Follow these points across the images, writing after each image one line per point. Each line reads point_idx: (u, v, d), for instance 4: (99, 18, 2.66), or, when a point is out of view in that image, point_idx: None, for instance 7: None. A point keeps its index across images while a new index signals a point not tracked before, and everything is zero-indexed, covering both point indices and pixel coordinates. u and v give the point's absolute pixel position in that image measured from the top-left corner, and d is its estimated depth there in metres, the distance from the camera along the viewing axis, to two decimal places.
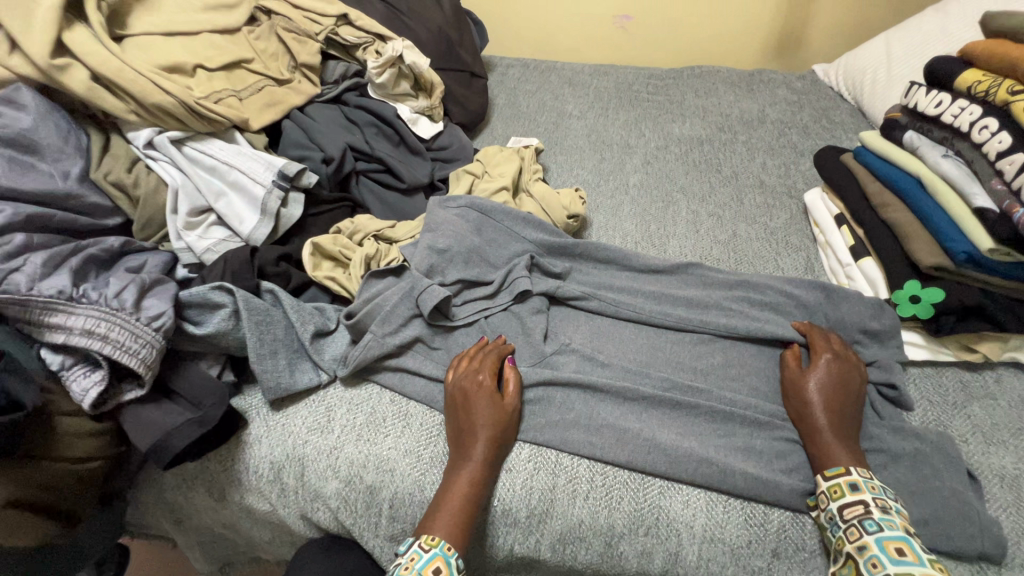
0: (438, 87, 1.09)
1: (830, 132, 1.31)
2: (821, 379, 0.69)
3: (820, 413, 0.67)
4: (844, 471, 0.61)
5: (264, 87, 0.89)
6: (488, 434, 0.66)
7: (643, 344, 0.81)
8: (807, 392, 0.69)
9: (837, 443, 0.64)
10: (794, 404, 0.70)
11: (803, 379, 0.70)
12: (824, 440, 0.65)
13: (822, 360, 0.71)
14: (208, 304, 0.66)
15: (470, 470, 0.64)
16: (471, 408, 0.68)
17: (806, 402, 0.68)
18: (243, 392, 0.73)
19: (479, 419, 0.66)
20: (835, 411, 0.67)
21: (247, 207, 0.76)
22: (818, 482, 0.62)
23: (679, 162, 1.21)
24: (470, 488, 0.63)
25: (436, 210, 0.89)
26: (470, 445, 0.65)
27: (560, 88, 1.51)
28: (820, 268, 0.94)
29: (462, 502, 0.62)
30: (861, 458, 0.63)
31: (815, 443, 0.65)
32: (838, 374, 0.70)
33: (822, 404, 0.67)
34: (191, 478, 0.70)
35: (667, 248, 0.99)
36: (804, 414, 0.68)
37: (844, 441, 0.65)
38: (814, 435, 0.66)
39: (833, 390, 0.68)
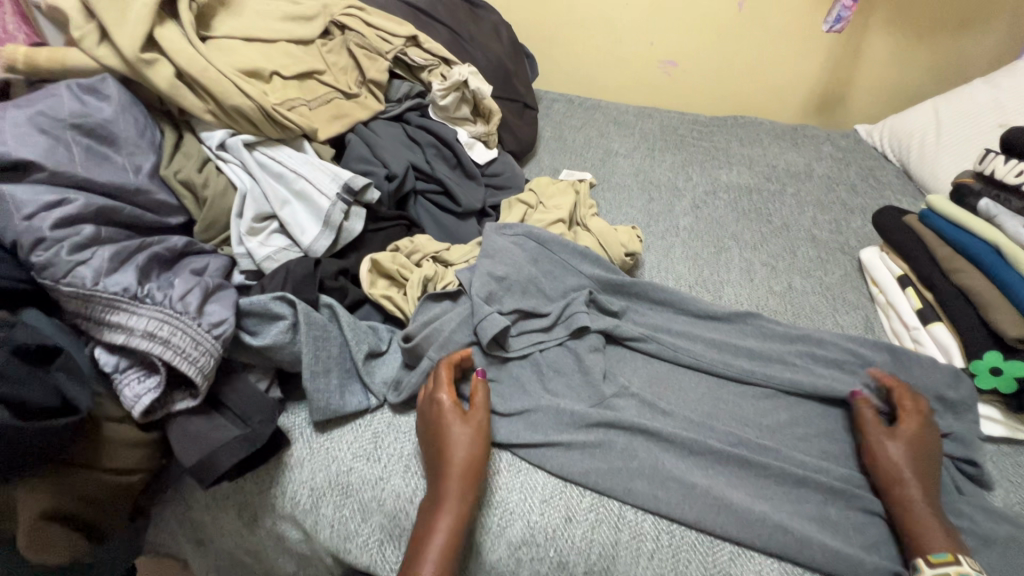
0: (496, 114, 1.09)
1: (879, 192, 1.30)
2: (908, 442, 0.65)
3: (914, 480, 0.62)
4: (953, 559, 0.56)
5: (333, 99, 0.88)
6: (463, 465, 0.61)
7: (704, 394, 0.77)
8: (898, 454, 0.64)
9: (931, 516, 0.60)
10: (880, 466, 0.65)
11: (891, 441, 0.66)
12: (920, 510, 0.60)
13: (906, 421, 0.68)
14: (267, 314, 0.64)
15: (445, 514, 0.58)
16: (443, 437, 0.62)
17: (897, 466, 0.64)
18: (288, 410, 0.69)
19: (454, 451, 0.61)
20: (925, 479, 0.63)
21: (309, 217, 0.74)
22: (920, 566, 0.57)
23: (729, 209, 1.20)
24: (446, 524, 0.57)
25: (493, 237, 0.86)
26: (444, 482, 0.59)
27: (606, 125, 1.51)
28: (880, 329, 0.92)
29: (440, 551, 0.56)
30: (956, 538, 0.58)
31: (906, 511, 0.61)
32: (923, 437, 0.66)
33: (910, 467, 0.63)
34: (224, 497, 0.66)
35: (722, 295, 0.97)
36: (895, 478, 0.63)
37: (938, 514, 0.60)
38: (906, 501, 0.61)
39: (920, 455, 0.64)
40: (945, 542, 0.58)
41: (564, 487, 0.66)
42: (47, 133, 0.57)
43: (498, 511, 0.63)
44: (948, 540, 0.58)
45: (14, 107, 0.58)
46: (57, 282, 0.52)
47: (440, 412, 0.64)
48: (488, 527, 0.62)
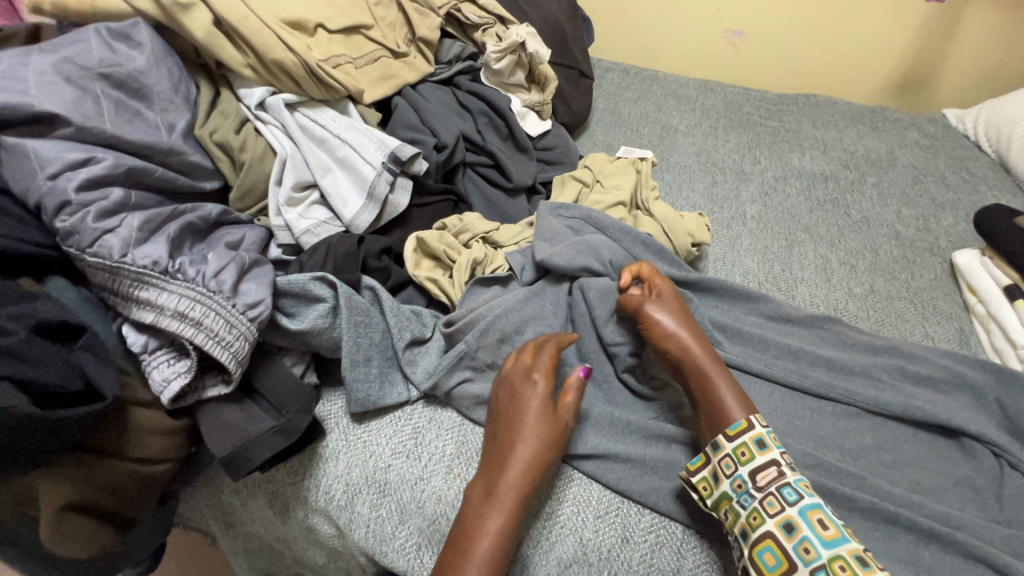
0: (552, 82, 0.99)
1: (972, 186, 1.16)
2: (680, 316, 0.65)
3: (698, 349, 0.62)
4: (746, 425, 0.56)
5: (381, 57, 0.80)
6: (530, 470, 0.54)
7: (778, 407, 0.69)
8: (678, 329, 0.64)
9: (722, 379, 0.60)
10: (662, 336, 0.64)
11: (676, 312, 0.65)
12: (711, 376, 0.60)
13: (676, 299, 0.67)
14: (306, 295, 0.58)
15: (501, 513, 0.51)
16: (515, 434, 0.56)
17: (678, 335, 0.63)
18: (323, 397, 0.64)
19: (523, 452, 0.54)
20: (714, 357, 0.62)
21: (352, 188, 0.68)
22: (719, 444, 0.56)
23: (802, 198, 1.09)
24: (501, 526, 0.51)
25: (548, 217, 0.79)
26: (498, 490, 0.52)
27: (664, 99, 1.39)
28: (977, 343, 0.82)
29: (489, 553, 0.49)
30: (747, 398, 0.59)
31: (699, 374, 0.61)
32: (690, 317, 0.66)
33: (698, 341, 0.63)
34: (255, 485, 0.62)
35: (795, 294, 0.88)
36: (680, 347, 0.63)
37: (727, 378, 0.60)
38: (697, 369, 0.61)
39: (695, 332, 0.64)
40: (739, 405, 0.58)
41: (620, 502, 0.60)
42: (73, 83, 0.51)
43: (548, 523, 0.58)
44: (746, 402, 0.59)
45: (38, 51, 0.52)
46: (82, 251, 0.47)
47: (528, 406, 0.57)
48: (535, 539, 0.57)
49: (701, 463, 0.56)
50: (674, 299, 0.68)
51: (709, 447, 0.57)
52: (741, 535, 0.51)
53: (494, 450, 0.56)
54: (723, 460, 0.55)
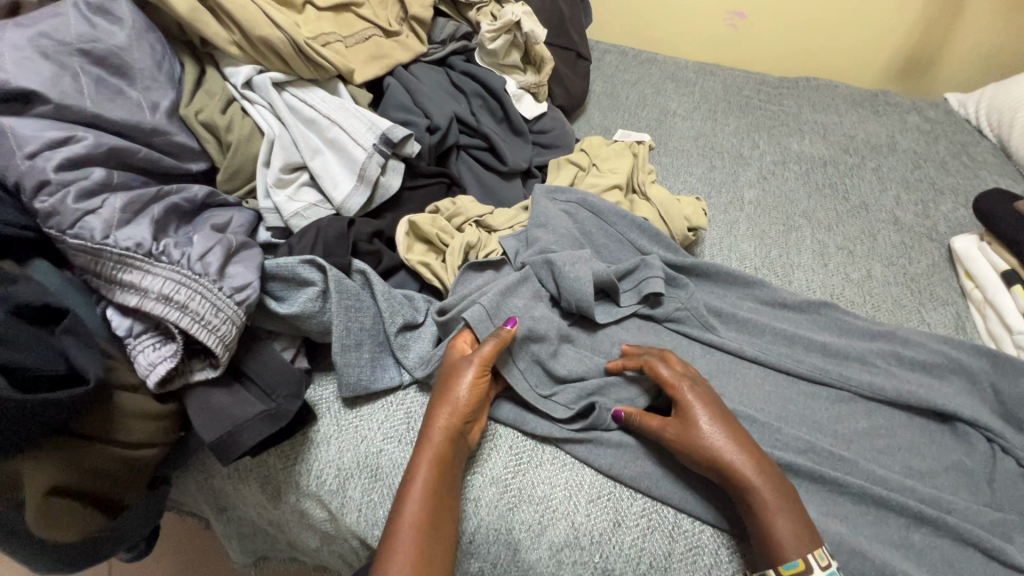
0: (548, 63, 0.98)
1: (973, 171, 1.14)
2: (724, 434, 0.55)
3: (750, 475, 0.53)
4: (804, 567, 0.49)
5: (372, 35, 0.79)
6: (448, 418, 0.56)
7: (772, 392, 0.69)
8: (722, 452, 0.54)
9: (778, 510, 0.51)
10: (704, 460, 0.55)
11: (721, 433, 0.55)
12: (765, 509, 0.51)
13: (711, 407, 0.57)
14: (295, 279, 0.57)
15: (430, 446, 0.54)
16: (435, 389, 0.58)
17: (720, 453, 0.54)
18: (314, 381, 0.64)
19: (442, 404, 0.56)
20: (768, 478, 0.53)
21: (343, 170, 0.67)
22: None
23: (800, 183, 1.08)
24: (431, 455, 0.54)
25: (542, 201, 0.79)
26: (422, 440, 0.55)
27: (662, 81, 1.37)
28: (973, 329, 0.82)
29: (424, 479, 0.52)
30: (808, 524, 0.52)
31: (757, 504, 0.52)
32: (734, 425, 0.57)
33: (747, 462, 0.54)
34: (247, 470, 0.62)
35: (792, 280, 0.87)
36: (729, 473, 0.53)
37: (785, 502, 0.52)
38: (754, 502, 0.52)
39: (744, 447, 0.55)
40: (797, 535, 0.50)
41: (612, 486, 0.59)
42: (50, 58, 0.50)
43: (539, 507, 0.58)
44: (808, 529, 0.51)
45: (13, 26, 0.50)
46: (63, 233, 0.46)
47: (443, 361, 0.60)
48: (526, 523, 0.57)
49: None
50: (711, 404, 0.58)
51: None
52: None
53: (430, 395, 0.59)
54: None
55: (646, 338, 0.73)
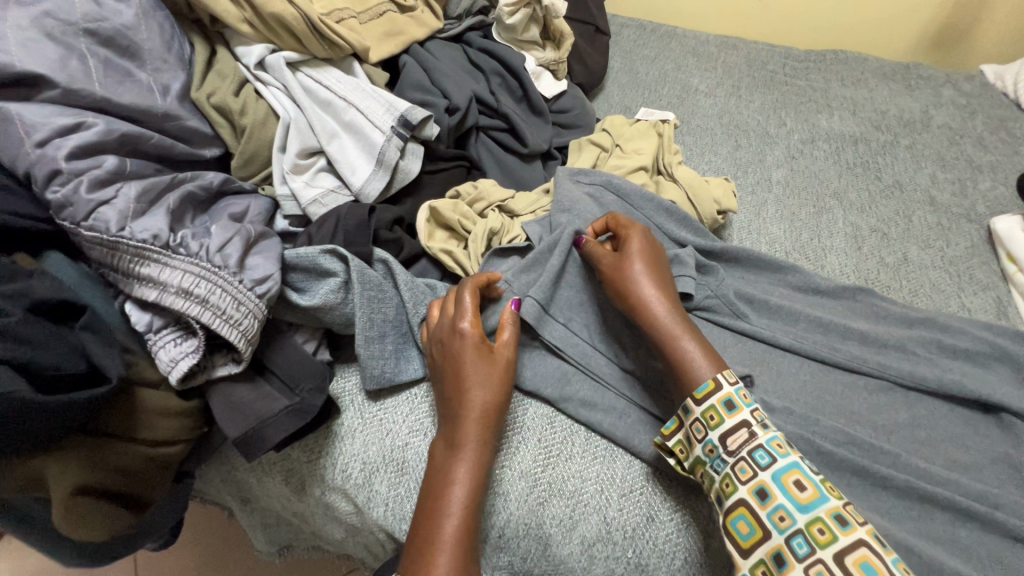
0: (567, 39, 0.94)
1: (1011, 147, 1.09)
2: (643, 256, 0.61)
3: (648, 289, 0.59)
4: (715, 387, 0.51)
5: (386, 12, 0.76)
6: (483, 418, 0.53)
7: (807, 382, 0.66)
8: (629, 262, 0.60)
9: (688, 337, 0.55)
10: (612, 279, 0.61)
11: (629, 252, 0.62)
12: (669, 325, 0.56)
13: (647, 239, 0.64)
14: (317, 270, 0.55)
15: (467, 456, 0.51)
16: (459, 384, 0.54)
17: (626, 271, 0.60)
18: (337, 373, 0.62)
19: (474, 401, 0.53)
20: (667, 302, 0.58)
21: (361, 154, 0.64)
22: (688, 408, 0.52)
23: (830, 161, 1.03)
24: (472, 470, 0.51)
25: (567, 185, 0.77)
26: (460, 449, 0.52)
27: (683, 57, 1.31)
28: (1015, 314, 0.78)
29: (465, 493, 0.50)
30: (715, 353, 0.55)
31: (654, 321, 0.57)
32: (660, 261, 0.62)
33: (652, 284, 0.59)
34: (270, 464, 0.61)
35: (824, 264, 0.84)
36: (629, 285, 0.59)
37: (693, 332, 0.56)
38: (652, 320, 0.57)
39: (655, 273, 0.60)
40: (706, 359, 0.54)
41: (645, 478, 0.58)
42: (57, 38, 0.47)
43: (571, 501, 0.56)
44: (715, 359, 0.54)
45: None
46: (77, 225, 0.44)
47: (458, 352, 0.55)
48: (557, 517, 0.55)
49: (675, 427, 0.54)
50: (645, 237, 0.64)
51: (680, 409, 0.53)
52: (718, 501, 0.49)
53: (447, 393, 0.55)
54: (693, 424, 0.51)
55: None
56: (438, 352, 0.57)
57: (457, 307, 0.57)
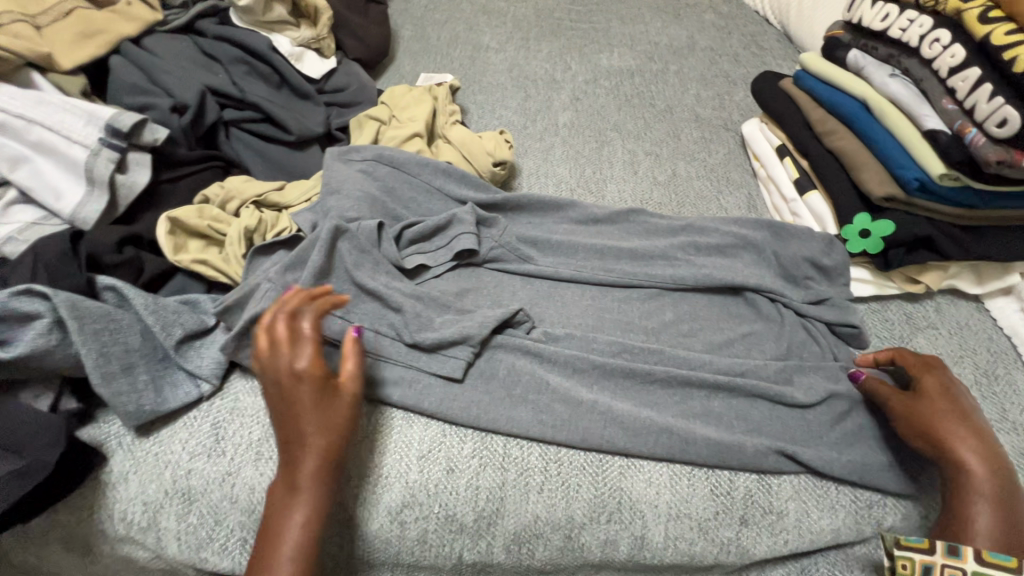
0: (324, 13, 0.88)
1: (760, 59, 1.23)
2: (948, 398, 0.57)
3: (956, 444, 0.54)
4: (1015, 567, 0.47)
5: (73, 8, 0.66)
6: (324, 458, 0.50)
7: (588, 306, 0.72)
8: (944, 430, 0.55)
9: (988, 506, 0.51)
10: (924, 427, 0.56)
11: (943, 407, 0.56)
12: (980, 486, 0.52)
13: (949, 384, 0.58)
14: (15, 317, 0.49)
15: (304, 498, 0.49)
16: (292, 428, 0.50)
17: (948, 441, 0.54)
18: (96, 420, 0.57)
19: (309, 440, 0.49)
20: (982, 453, 0.53)
21: (63, 176, 0.58)
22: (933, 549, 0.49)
23: (610, 97, 1.10)
24: (309, 511, 0.48)
25: (334, 166, 0.74)
26: (297, 490, 0.49)
27: (473, 16, 1.31)
28: (763, 205, 0.90)
29: (301, 537, 0.48)
30: (1018, 529, 0.50)
31: (972, 499, 0.52)
32: (962, 393, 0.58)
33: (976, 440, 0.54)
34: (41, 535, 0.55)
35: (605, 194, 0.90)
36: (924, 431, 0.56)
37: (998, 501, 0.51)
38: (972, 487, 0.52)
39: (957, 414, 0.56)
40: (995, 535, 0.50)
41: (443, 435, 0.60)
42: None
43: (372, 478, 0.57)
44: (1014, 534, 0.50)
45: None
46: None
47: (291, 395, 0.50)
48: (360, 497, 0.56)
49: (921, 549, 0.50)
50: (933, 370, 0.60)
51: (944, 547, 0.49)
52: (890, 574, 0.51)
53: (278, 433, 0.50)
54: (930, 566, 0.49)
55: (467, 283, 0.72)
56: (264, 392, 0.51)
57: (297, 342, 0.51)
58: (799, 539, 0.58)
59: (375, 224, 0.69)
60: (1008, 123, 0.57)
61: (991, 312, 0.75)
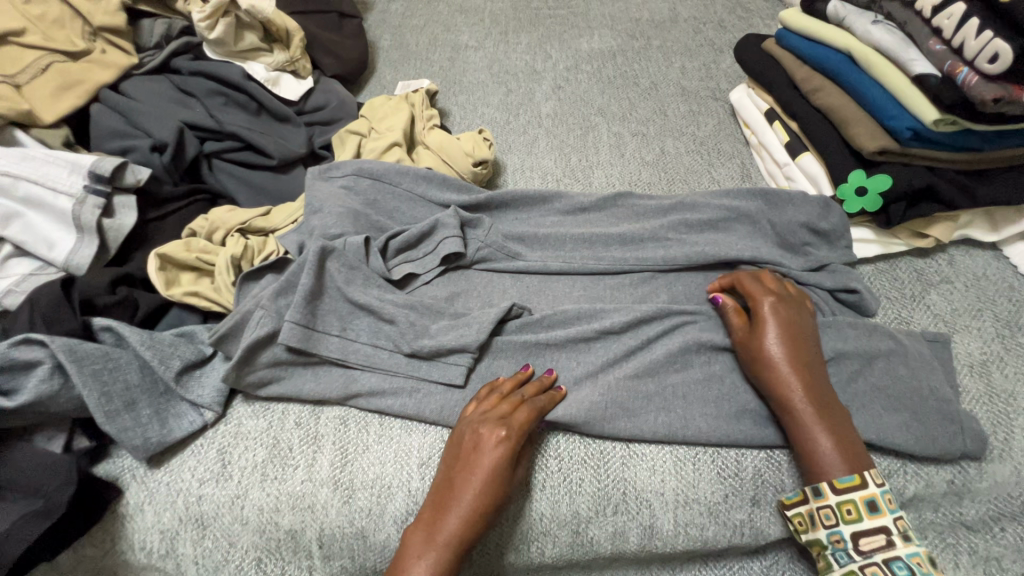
0: (296, 35, 0.88)
1: (746, 22, 1.18)
2: (782, 328, 0.57)
3: (786, 369, 0.55)
4: (859, 483, 0.51)
5: (51, 63, 0.69)
6: (473, 520, 0.50)
7: (580, 297, 0.71)
8: (768, 355, 0.56)
9: (825, 430, 0.52)
10: (755, 359, 0.57)
11: (771, 336, 0.56)
12: (805, 410, 0.53)
13: (785, 321, 0.57)
14: (17, 366, 0.52)
15: (437, 557, 0.49)
16: (460, 481, 0.52)
17: (770, 363, 0.56)
18: (109, 456, 0.59)
19: (463, 499, 0.51)
20: (810, 384, 0.54)
21: (54, 226, 0.61)
22: (813, 497, 0.52)
23: (593, 81, 1.08)
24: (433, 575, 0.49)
25: (316, 185, 0.75)
26: (434, 548, 0.50)
27: (450, 16, 1.29)
28: (757, 172, 0.87)
29: None
30: (855, 450, 0.52)
31: (796, 419, 0.54)
32: (798, 325, 0.58)
33: (795, 365, 0.55)
34: (71, 569, 0.58)
35: (592, 181, 0.89)
36: (756, 360, 0.57)
37: (833, 425, 0.53)
38: (789, 407, 0.54)
39: (795, 345, 0.56)
40: (838, 454, 0.52)
41: (441, 441, 0.60)
42: None
43: (376, 489, 0.57)
44: (855, 455, 0.52)
45: None
46: None
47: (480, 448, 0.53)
48: (365, 509, 0.57)
49: (797, 500, 0.54)
50: (788, 305, 0.59)
51: (808, 489, 0.53)
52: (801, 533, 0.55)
53: (444, 486, 0.53)
54: (823, 509, 0.52)
55: (456, 286, 0.72)
56: (449, 450, 0.55)
57: (481, 415, 0.55)
58: None
59: (360, 238, 0.69)
60: (1000, 59, 0.53)
61: (1010, 258, 0.70)
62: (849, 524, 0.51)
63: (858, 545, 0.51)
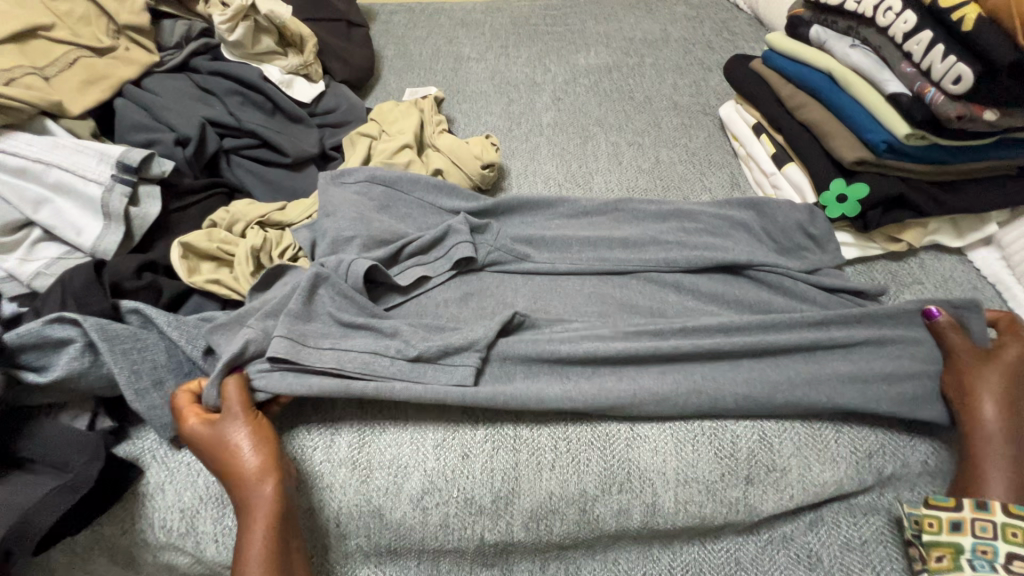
0: (310, 41, 0.92)
1: (733, 44, 1.26)
2: (1009, 368, 0.60)
3: (992, 407, 0.58)
4: None
5: (78, 58, 0.71)
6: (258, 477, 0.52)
7: (585, 293, 0.75)
8: (982, 388, 0.59)
9: (1003, 463, 0.56)
10: (964, 387, 0.60)
11: (989, 372, 0.60)
12: (996, 444, 0.57)
13: (1012, 364, 0.60)
14: (50, 343, 0.54)
15: (258, 509, 0.52)
16: (222, 452, 0.54)
17: (976, 396, 0.59)
18: (130, 437, 0.60)
19: (235, 462, 0.53)
20: (1013, 426, 0.57)
21: (82, 212, 0.63)
22: (974, 506, 0.54)
23: (590, 94, 1.13)
24: (263, 522, 0.51)
25: (331, 183, 0.78)
26: (244, 507, 0.52)
27: (453, 29, 1.34)
28: (745, 181, 0.93)
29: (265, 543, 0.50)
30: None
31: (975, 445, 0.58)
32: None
33: (1006, 406, 0.58)
34: (88, 549, 0.59)
35: (592, 186, 0.94)
36: (961, 388, 0.60)
37: (1012, 461, 0.56)
38: (979, 435, 0.58)
39: (1011, 387, 0.59)
40: (1011, 487, 0.55)
41: (454, 424, 0.63)
42: None
43: (391, 470, 0.59)
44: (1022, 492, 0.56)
45: None
46: None
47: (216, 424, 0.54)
48: (382, 488, 0.59)
49: (949, 505, 0.55)
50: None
51: (974, 500, 0.54)
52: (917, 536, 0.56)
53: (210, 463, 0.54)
54: (982, 521, 0.53)
55: (469, 286, 0.75)
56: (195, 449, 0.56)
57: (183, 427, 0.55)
58: (802, 492, 0.61)
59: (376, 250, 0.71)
60: (962, 81, 0.60)
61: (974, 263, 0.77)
62: (1009, 544, 0.52)
63: (1007, 565, 0.52)
